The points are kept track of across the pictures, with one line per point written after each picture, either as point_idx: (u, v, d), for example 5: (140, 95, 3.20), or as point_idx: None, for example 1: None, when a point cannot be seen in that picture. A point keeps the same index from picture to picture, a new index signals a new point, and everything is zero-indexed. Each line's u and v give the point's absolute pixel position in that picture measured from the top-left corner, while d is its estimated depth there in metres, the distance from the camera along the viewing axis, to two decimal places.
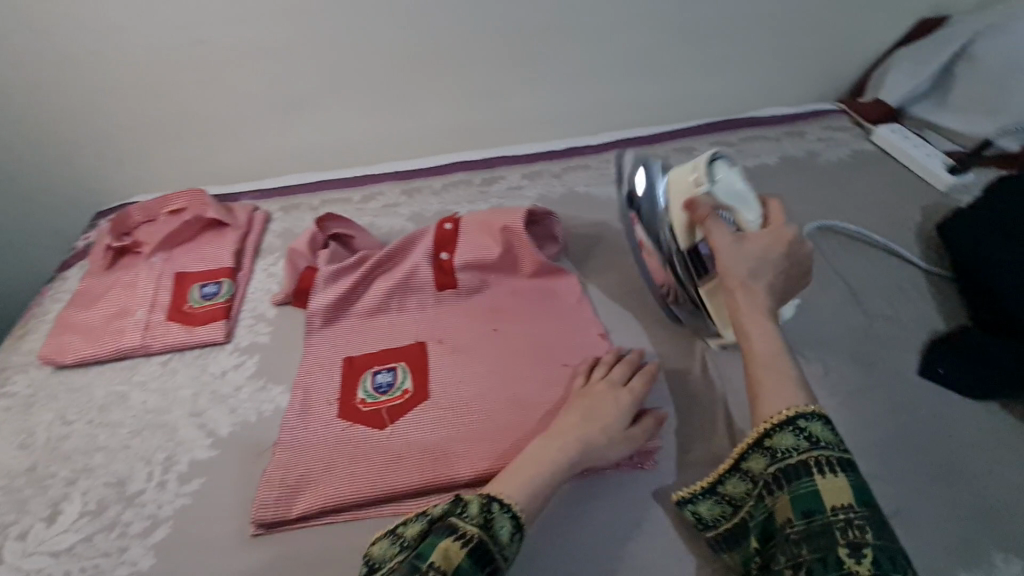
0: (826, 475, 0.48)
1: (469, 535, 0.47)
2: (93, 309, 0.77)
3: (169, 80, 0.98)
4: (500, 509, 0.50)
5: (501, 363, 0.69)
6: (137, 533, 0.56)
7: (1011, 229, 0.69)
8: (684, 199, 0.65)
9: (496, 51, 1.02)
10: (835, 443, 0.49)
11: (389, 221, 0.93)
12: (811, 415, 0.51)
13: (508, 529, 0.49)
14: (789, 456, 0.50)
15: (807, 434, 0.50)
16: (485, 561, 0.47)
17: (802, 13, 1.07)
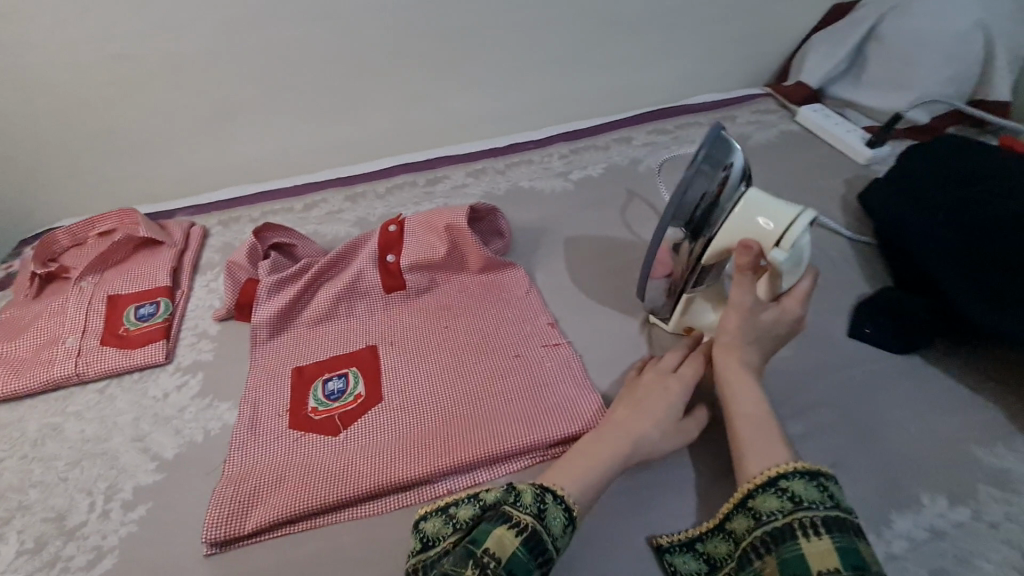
0: (811, 539, 0.45)
1: (524, 523, 0.47)
2: (20, 340, 0.73)
3: (88, 99, 0.93)
4: (555, 500, 0.50)
5: (452, 362, 0.70)
6: (81, 566, 0.54)
7: (919, 193, 0.74)
8: (746, 234, 0.58)
9: (431, 53, 1.02)
10: (819, 503, 0.46)
11: (333, 228, 0.91)
12: (793, 473, 0.49)
13: (560, 520, 0.49)
14: (774, 518, 0.47)
15: (789, 495, 0.48)
16: (540, 550, 0.46)
17: (726, 2, 1.11)
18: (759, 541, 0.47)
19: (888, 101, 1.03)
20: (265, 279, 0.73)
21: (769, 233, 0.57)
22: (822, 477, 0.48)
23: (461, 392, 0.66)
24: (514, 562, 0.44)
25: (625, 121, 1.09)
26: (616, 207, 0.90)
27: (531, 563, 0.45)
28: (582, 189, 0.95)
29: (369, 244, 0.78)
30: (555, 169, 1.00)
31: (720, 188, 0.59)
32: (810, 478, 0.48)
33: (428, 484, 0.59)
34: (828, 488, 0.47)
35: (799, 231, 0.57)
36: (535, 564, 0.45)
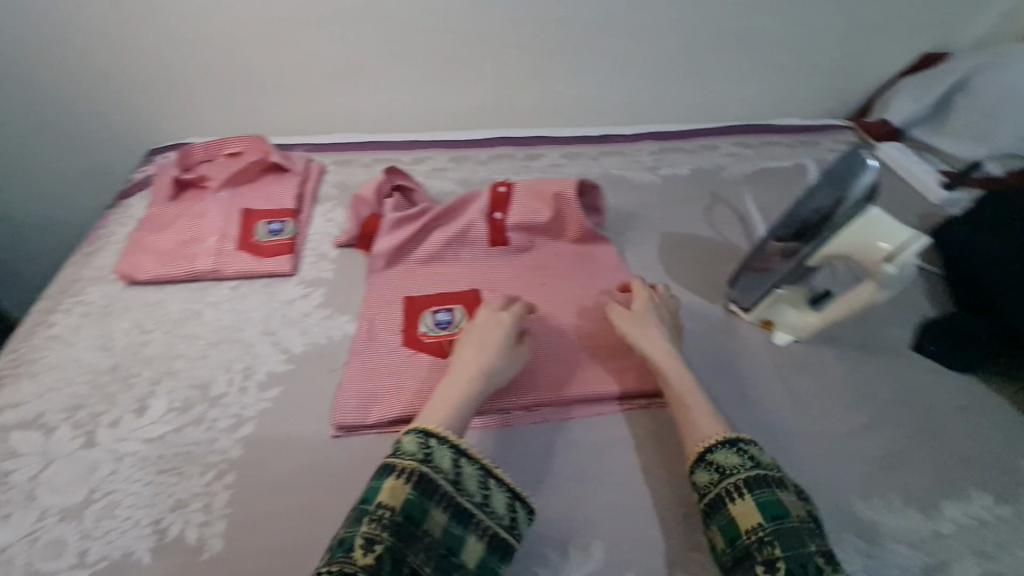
0: (738, 501, 0.51)
1: (408, 470, 0.50)
2: (164, 233, 0.82)
3: (236, 33, 1.02)
4: (438, 441, 0.53)
5: (547, 313, 0.76)
6: (224, 428, 0.62)
7: (995, 227, 0.79)
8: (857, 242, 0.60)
9: (546, 41, 1.10)
10: (739, 468, 0.53)
11: (438, 183, 0.99)
12: (717, 445, 0.56)
13: (448, 456, 0.52)
14: (708, 491, 0.54)
15: (716, 467, 0.54)
16: (434, 488, 0.50)
17: (825, 34, 1.18)
18: (702, 514, 0.54)
19: (967, 149, 1.09)
20: (387, 215, 0.82)
21: (880, 251, 0.59)
22: (740, 443, 0.55)
23: (555, 339, 0.73)
24: (408, 506, 0.48)
25: (713, 130, 1.15)
26: (701, 205, 0.97)
27: (424, 501, 0.49)
28: (670, 185, 1.02)
29: (479, 199, 0.84)
30: (644, 163, 1.07)
31: (836, 204, 0.61)
32: (731, 446, 0.55)
33: (526, 409, 0.66)
34: (746, 451, 0.55)
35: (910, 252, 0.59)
36: (433, 502, 0.49)
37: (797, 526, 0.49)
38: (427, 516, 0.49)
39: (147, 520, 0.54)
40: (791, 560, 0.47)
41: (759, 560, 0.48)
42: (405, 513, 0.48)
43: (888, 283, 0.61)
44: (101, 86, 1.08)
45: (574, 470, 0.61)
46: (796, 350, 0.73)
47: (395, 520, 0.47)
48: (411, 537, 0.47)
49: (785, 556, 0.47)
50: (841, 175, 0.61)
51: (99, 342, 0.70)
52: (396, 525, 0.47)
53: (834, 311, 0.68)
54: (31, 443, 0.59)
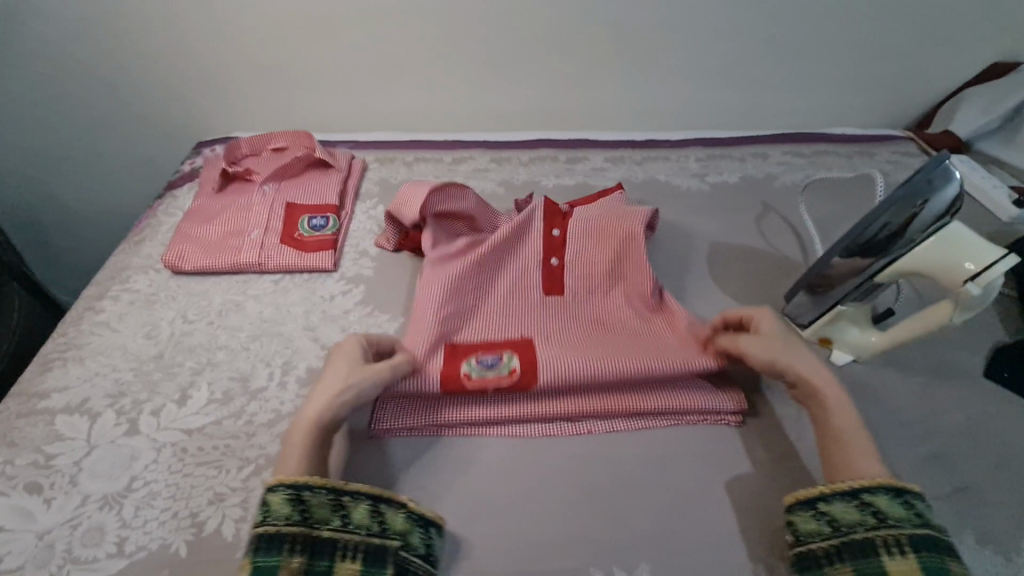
0: (895, 556, 0.47)
1: (250, 541, 0.46)
2: (210, 224, 0.82)
3: (286, 29, 1.03)
4: (271, 495, 0.48)
5: (609, 350, 0.65)
6: (263, 422, 0.61)
7: None
8: (935, 260, 0.56)
9: (593, 44, 1.08)
10: (905, 523, 0.48)
11: (480, 183, 0.98)
12: (880, 488, 0.50)
13: (284, 504, 0.48)
14: (854, 531, 0.49)
15: (874, 511, 0.49)
16: (279, 542, 0.46)
17: (887, 40, 1.12)
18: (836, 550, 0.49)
19: None
20: (427, 235, 0.75)
21: (963, 271, 0.55)
22: (908, 494, 0.50)
23: (619, 381, 0.63)
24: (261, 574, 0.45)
25: (764, 137, 1.11)
26: (751, 215, 0.93)
27: (278, 560, 0.46)
28: (718, 193, 0.98)
29: (535, 233, 0.76)
30: (691, 170, 1.03)
31: (909, 219, 0.58)
32: (854, 499, 0.50)
33: (571, 421, 0.63)
34: (913, 505, 0.49)
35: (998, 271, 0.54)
36: (283, 554, 0.46)
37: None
38: (285, 570, 0.45)
39: (185, 512, 0.53)
40: None
41: None
42: None
43: (970, 305, 0.57)
44: (154, 79, 1.10)
45: (618, 485, 0.58)
46: (856, 371, 0.69)
47: None
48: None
49: None
50: (920, 189, 0.57)
51: (145, 330, 0.70)
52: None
53: (903, 333, 0.64)
54: (76, 428, 0.59)
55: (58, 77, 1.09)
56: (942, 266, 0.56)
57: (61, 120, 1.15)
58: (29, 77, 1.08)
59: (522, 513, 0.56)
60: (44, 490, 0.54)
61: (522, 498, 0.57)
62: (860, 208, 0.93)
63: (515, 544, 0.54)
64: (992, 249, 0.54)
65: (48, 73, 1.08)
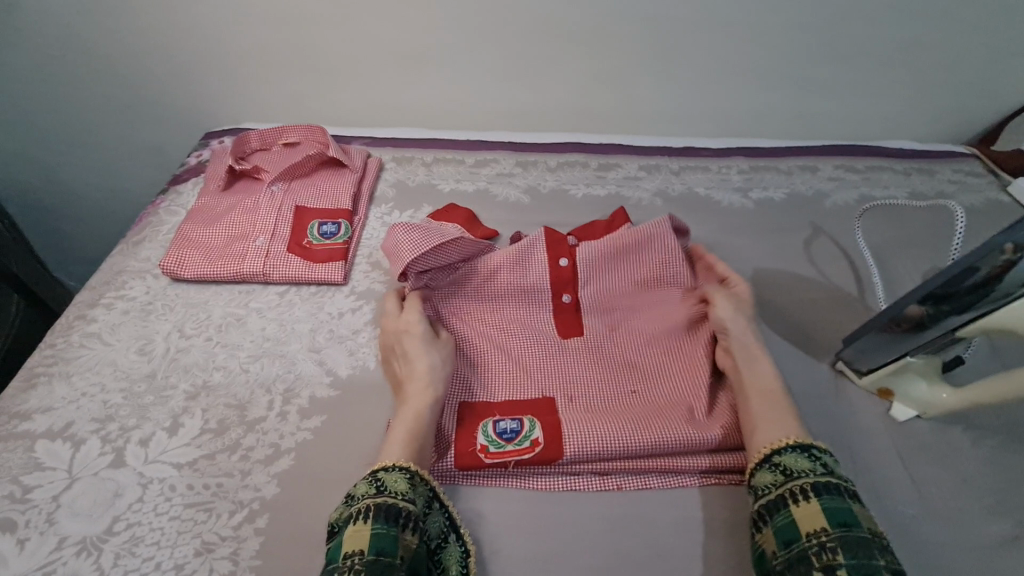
0: (801, 503, 0.47)
1: (362, 509, 0.46)
2: (213, 226, 0.76)
3: (303, 12, 0.96)
4: (388, 471, 0.49)
5: (638, 415, 0.60)
6: (260, 459, 0.55)
7: None
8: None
9: (634, 39, 1.00)
10: (808, 472, 0.49)
11: (504, 190, 0.91)
12: (786, 447, 0.52)
13: (402, 480, 0.49)
14: (768, 492, 0.50)
15: (781, 468, 0.51)
16: (397, 513, 0.46)
17: (955, 45, 1.02)
18: (759, 515, 0.50)
19: None
20: (410, 258, 0.66)
21: None
22: (814, 450, 0.52)
23: (648, 457, 0.57)
24: (377, 541, 0.44)
25: (813, 149, 1.02)
26: (800, 238, 0.85)
27: (392, 528, 0.45)
28: (762, 210, 0.90)
29: (538, 267, 0.70)
30: (733, 183, 0.95)
31: (1004, 269, 0.50)
32: (765, 463, 0.52)
33: (600, 476, 0.57)
34: (819, 458, 0.51)
35: None
36: (399, 527, 0.45)
37: (866, 537, 0.44)
38: (399, 544, 0.45)
39: (169, 563, 0.48)
40: (855, 568, 0.42)
41: (817, 565, 0.43)
42: (377, 550, 0.44)
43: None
44: (162, 63, 1.04)
45: (652, 554, 0.52)
46: (920, 428, 0.61)
47: (366, 560, 0.43)
48: (393, 569, 0.43)
49: (848, 564, 0.42)
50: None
51: (138, 345, 0.65)
52: (369, 564, 0.43)
53: (985, 393, 0.57)
54: (57, 457, 0.54)
55: (57, 57, 1.03)
56: None
57: (65, 101, 1.09)
58: (31, 57, 1.03)
59: None
60: (18, 528, 0.49)
61: (541, 566, 0.51)
62: (921, 236, 0.85)
63: None
64: None
65: (49, 52, 1.02)
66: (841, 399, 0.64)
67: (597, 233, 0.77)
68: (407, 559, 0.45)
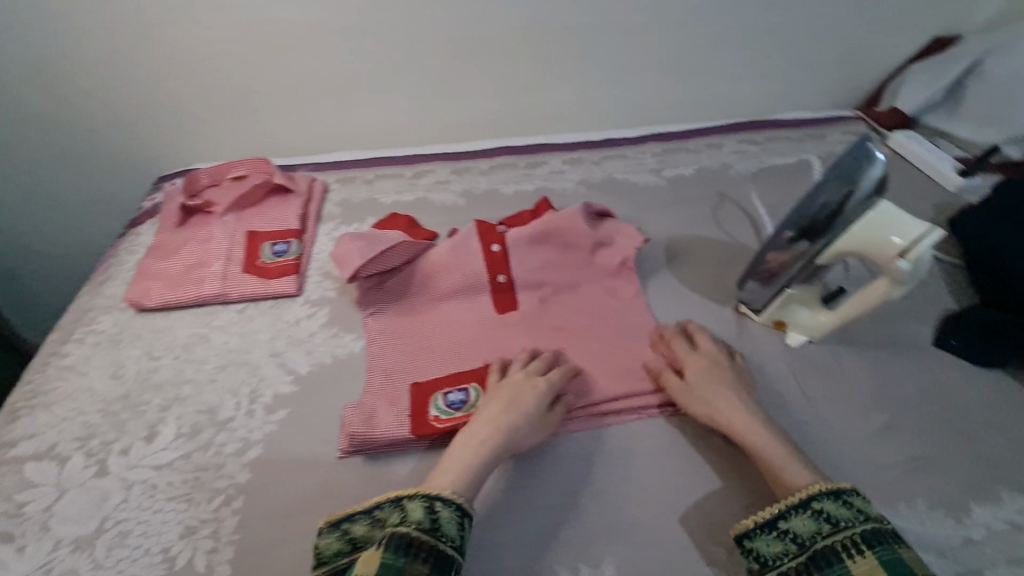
0: (857, 558, 0.47)
1: (382, 534, 0.47)
2: (171, 259, 0.83)
3: (240, 59, 1.04)
4: (410, 500, 0.52)
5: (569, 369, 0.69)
6: (232, 452, 0.62)
7: (1010, 215, 0.78)
8: (860, 246, 0.60)
9: (545, 47, 1.10)
10: (853, 521, 0.49)
11: (441, 196, 0.99)
12: (823, 494, 0.51)
13: (421, 511, 0.50)
14: (816, 542, 0.49)
15: (825, 516, 0.50)
16: (408, 542, 0.46)
17: (830, 24, 1.15)
18: (802, 564, 0.49)
19: (981, 134, 1.05)
20: (358, 263, 0.74)
21: (893, 247, 0.59)
22: (846, 494, 0.51)
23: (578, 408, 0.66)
24: (385, 568, 0.44)
25: (718, 128, 1.13)
26: (708, 206, 0.96)
27: (400, 558, 0.45)
28: (674, 187, 1.00)
29: (473, 256, 0.78)
30: (648, 165, 1.05)
31: (845, 200, 0.59)
32: (806, 509, 0.51)
33: None
34: (853, 503, 0.51)
35: (926, 248, 0.58)
36: (410, 556, 0.45)
37: None
38: (406, 574, 0.44)
39: (157, 547, 0.54)
40: None
41: None
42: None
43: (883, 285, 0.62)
44: (109, 117, 1.10)
45: (586, 484, 0.61)
46: (809, 351, 0.71)
47: None
48: None
49: None
50: (850, 167, 0.59)
51: (111, 370, 0.71)
52: None
53: (850, 309, 0.67)
54: (45, 474, 0.60)
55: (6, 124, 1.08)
56: (867, 248, 0.60)
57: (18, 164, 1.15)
58: None
59: (491, 516, 0.58)
60: (15, 538, 0.55)
61: (490, 503, 0.59)
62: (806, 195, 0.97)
63: (489, 552, 0.55)
64: (918, 227, 0.58)
65: None
66: (742, 336, 0.74)
67: (526, 220, 0.86)
68: None
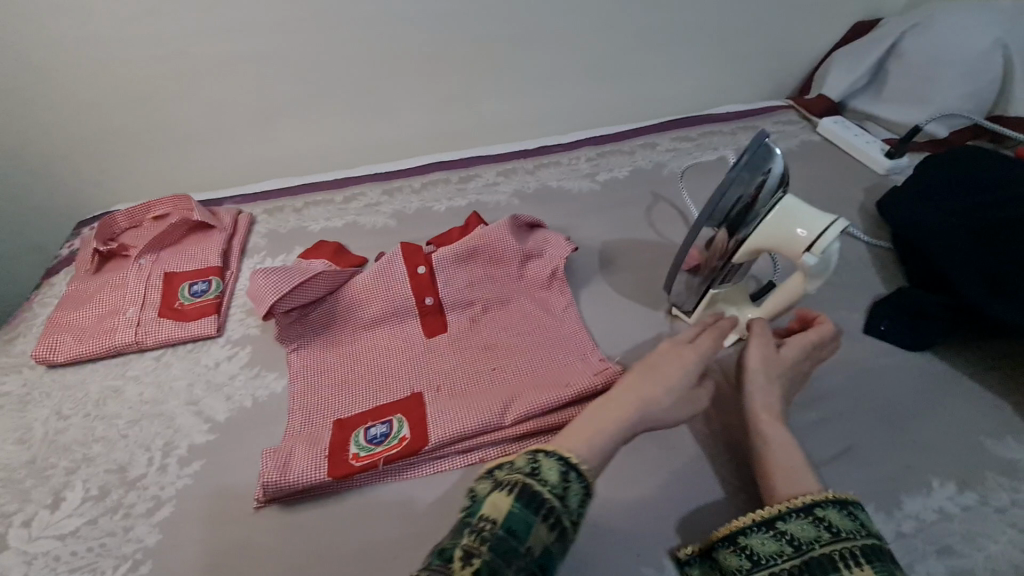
0: (852, 571, 0.43)
1: (514, 483, 0.46)
2: (84, 309, 0.79)
3: (154, 94, 1.01)
4: (545, 457, 0.49)
5: (496, 391, 0.66)
6: (142, 513, 0.58)
7: (926, 194, 0.80)
8: (770, 241, 0.60)
9: (471, 59, 1.08)
10: (856, 534, 0.45)
11: (372, 219, 0.97)
12: (828, 502, 0.47)
13: (556, 471, 0.48)
14: (811, 548, 0.45)
15: (826, 525, 0.46)
16: (537, 503, 0.45)
17: (753, 16, 1.16)
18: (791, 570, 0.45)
19: (907, 115, 1.06)
20: (272, 301, 0.71)
21: (799, 239, 0.58)
22: (852, 506, 0.47)
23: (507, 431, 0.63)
24: (511, 521, 0.44)
25: (651, 127, 1.13)
26: (641, 208, 0.95)
27: (528, 517, 0.44)
28: (608, 190, 0.99)
29: (397, 280, 0.76)
30: (582, 171, 1.04)
31: (757, 192, 0.58)
32: (807, 513, 0.47)
33: (464, 452, 0.63)
34: (859, 515, 0.47)
35: (832, 238, 0.57)
36: (538, 517, 0.44)
37: None
38: (531, 533, 0.44)
39: None
40: None
41: None
42: (508, 527, 0.43)
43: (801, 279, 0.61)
44: (23, 165, 1.06)
45: None
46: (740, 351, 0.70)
47: (496, 534, 0.43)
48: (515, 555, 0.42)
49: None
50: (757, 159, 0.58)
51: (16, 435, 0.67)
52: (497, 540, 0.42)
53: (773, 303, 0.66)
54: None
55: None
56: (778, 243, 0.60)
57: None
58: None
59: (411, 557, 0.55)
60: None
61: (411, 542, 0.56)
62: None
63: None
64: (823, 218, 0.57)
65: None
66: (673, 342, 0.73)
67: (454, 238, 0.84)
68: (533, 551, 0.43)
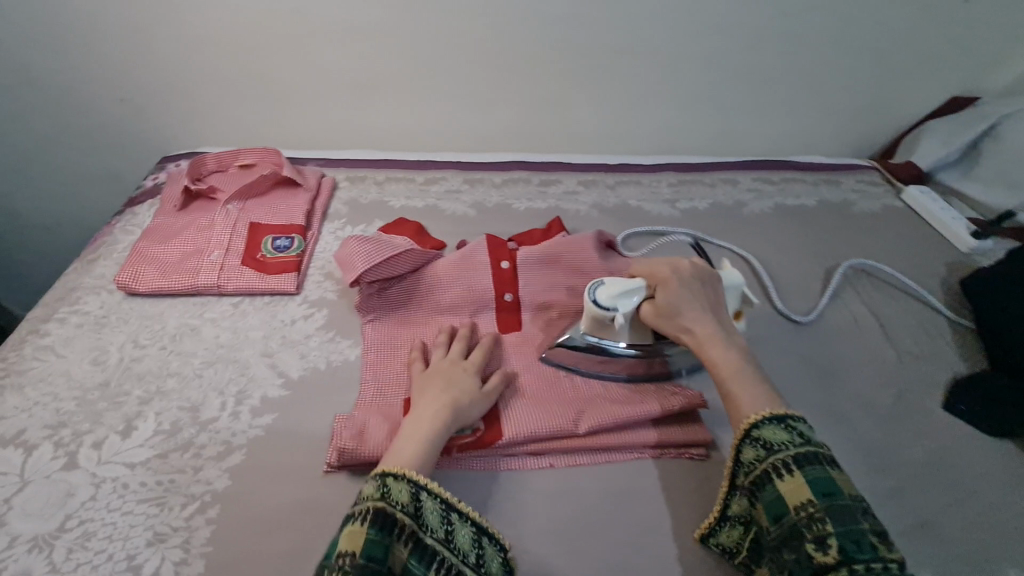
0: (785, 477, 0.47)
1: (365, 510, 0.46)
2: (168, 244, 0.79)
3: (261, 46, 1.02)
4: (394, 479, 0.48)
5: (572, 400, 0.66)
6: (212, 456, 0.58)
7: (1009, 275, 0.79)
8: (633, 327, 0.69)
9: (572, 66, 1.09)
10: (786, 444, 0.49)
11: (451, 206, 0.97)
12: (763, 420, 0.51)
13: (406, 491, 0.47)
14: (754, 468, 0.50)
15: (761, 442, 0.50)
16: (392, 523, 0.45)
17: (853, 72, 1.16)
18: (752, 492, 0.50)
19: (995, 197, 1.05)
20: (361, 267, 0.70)
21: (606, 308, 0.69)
22: (788, 417, 0.51)
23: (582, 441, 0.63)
24: (368, 548, 0.43)
25: (734, 164, 1.13)
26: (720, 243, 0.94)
27: (383, 539, 0.44)
28: (688, 219, 0.99)
29: (480, 271, 0.76)
30: (662, 195, 1.04)
31: None
32: (746, 437, 0.51)
33: (534, 455, 0.62)
34: (794, 426, 0.50)
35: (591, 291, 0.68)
36: (390, 538, 0.44)
37: (850, 503, 0.44)
38: (389, 553, 0.44)
39: (121, 554, 0.51)
40: (845, 534, 0.42)
41: (808, 536, 0.44)
42: (366, 555, 0.43)
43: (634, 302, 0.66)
44: (118, 93, 1.08)
45: (578, 522, 0.57)
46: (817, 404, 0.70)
47: (355, 565, 0.42)
48: None
49: (838, 531, 0.43)
50: None
51: (92, 355, 0.67)
52: (358, 569, 0.42)
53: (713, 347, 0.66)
54: (9, 461, 0.57)
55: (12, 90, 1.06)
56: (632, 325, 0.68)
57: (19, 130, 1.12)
58: None
59: None
60: None
61: None
62: (817, 241, 0.96)
63: None
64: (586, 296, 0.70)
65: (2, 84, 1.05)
66: None
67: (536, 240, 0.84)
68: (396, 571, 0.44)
